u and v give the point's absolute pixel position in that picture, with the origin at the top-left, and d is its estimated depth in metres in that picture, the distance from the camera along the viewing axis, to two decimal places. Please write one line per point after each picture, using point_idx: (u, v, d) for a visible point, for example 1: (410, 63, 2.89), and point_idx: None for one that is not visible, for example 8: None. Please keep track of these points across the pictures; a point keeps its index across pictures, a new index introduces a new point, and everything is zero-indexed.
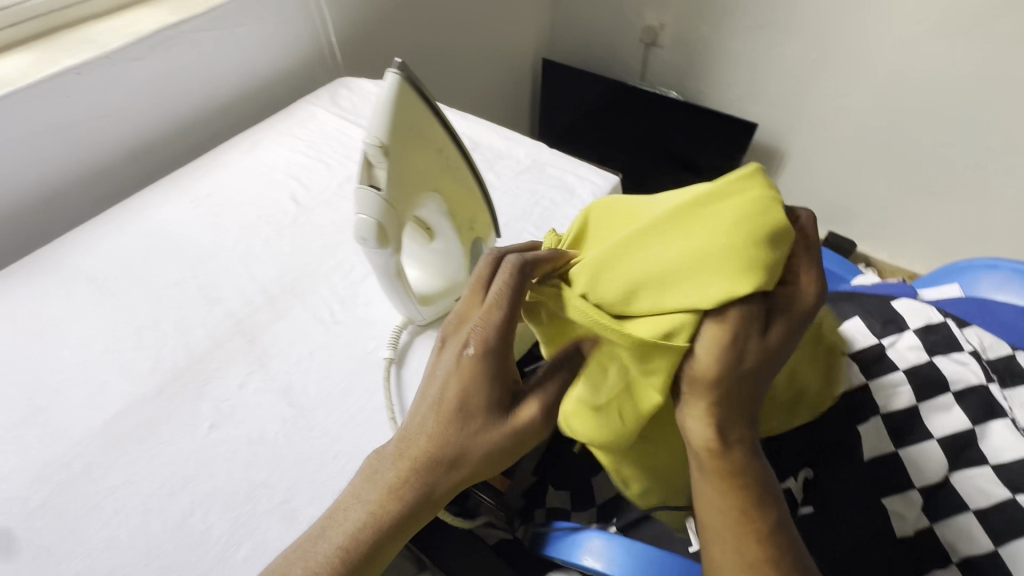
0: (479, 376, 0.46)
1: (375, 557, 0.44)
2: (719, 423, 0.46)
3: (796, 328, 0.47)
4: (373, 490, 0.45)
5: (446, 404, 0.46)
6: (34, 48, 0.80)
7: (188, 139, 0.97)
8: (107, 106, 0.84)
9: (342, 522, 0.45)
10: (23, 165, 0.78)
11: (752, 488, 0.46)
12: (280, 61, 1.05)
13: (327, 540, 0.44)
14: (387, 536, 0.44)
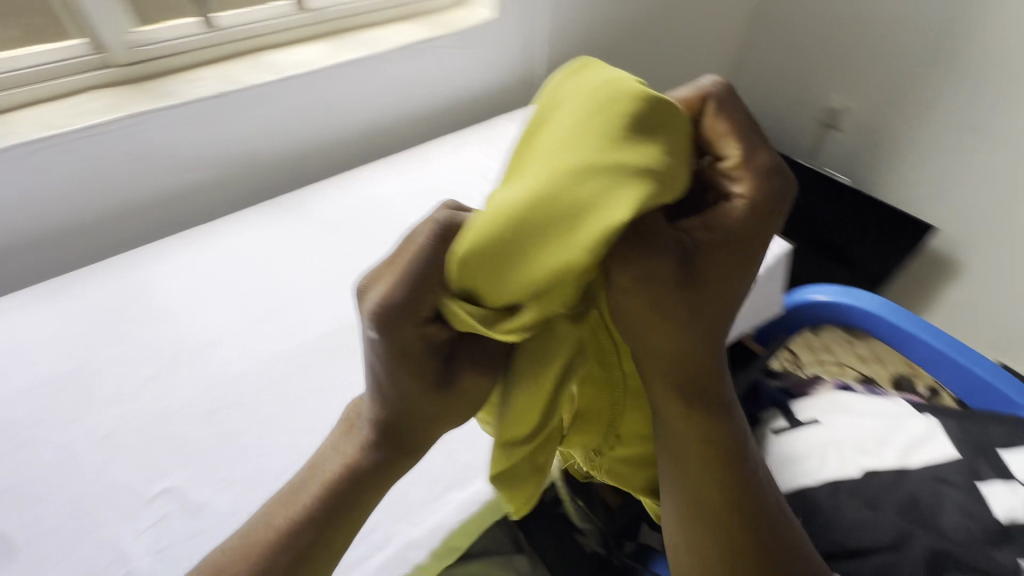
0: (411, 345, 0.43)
1: (360, 499, 0.49)
2: (676, 381, 0.47)
3: (739, 254, 0.44)
4: (348, 438, 0.49)
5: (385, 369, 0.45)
6: (327, 41, 1.02)
7: (406, 130, 1.15)
8: (362, 95, 1.03)
9: (317, 470, 0.49)
10: (297, 126, 0.99)
11: (709, 442, 0.49)
12: (492, 81, 1.22)
13: (303, 486, 0.48)
14: (360, 483, 0.48)
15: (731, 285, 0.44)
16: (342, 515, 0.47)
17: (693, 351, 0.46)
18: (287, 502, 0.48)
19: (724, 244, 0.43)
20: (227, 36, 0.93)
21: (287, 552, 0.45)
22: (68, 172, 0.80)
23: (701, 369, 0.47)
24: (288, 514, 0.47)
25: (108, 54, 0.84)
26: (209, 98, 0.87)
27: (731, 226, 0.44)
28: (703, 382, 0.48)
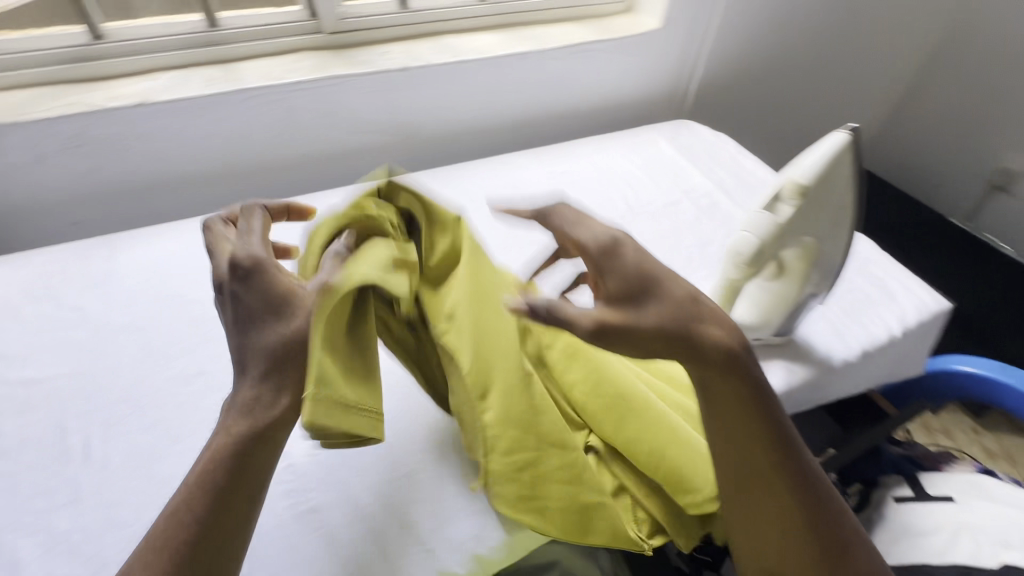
0: (254, 291, 0.46)
1: (240, 479, 0.43)
2: (678, 340, 0.46)
3: (645, 273, 0.47)
4: (213, 437, 0.44)
5: (233, 323, 0.46)
6: (500, 32, 1.09)
7: (552, 127, 1.19)
8: (520, 86, 1.09)
9: (188, 487, 0.43)
10: (460, 109, 1.06)
11: (736, 401, 0.48)
12: (641, 90, 1.24)
13: (173, 514, 0.42)
14: (230, 458, 0.43)
15: (650, 301, 0.46)
16: (228, 521, 0.42)
17: (671, 310, 0.46)
18: (161, 540, 0.41)
19: (623, 280, 0.47)
20: (417, 17, 1.02)
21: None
22: (271, 119, 0.92)
23: (688, 329, 0.46)
24: (160, 542, 0.41)
25: (320, 22, 0.95)
26: (395, 71, 0.96)
27: (617, 255, 0.48)
28: (697, 339, 0.46)
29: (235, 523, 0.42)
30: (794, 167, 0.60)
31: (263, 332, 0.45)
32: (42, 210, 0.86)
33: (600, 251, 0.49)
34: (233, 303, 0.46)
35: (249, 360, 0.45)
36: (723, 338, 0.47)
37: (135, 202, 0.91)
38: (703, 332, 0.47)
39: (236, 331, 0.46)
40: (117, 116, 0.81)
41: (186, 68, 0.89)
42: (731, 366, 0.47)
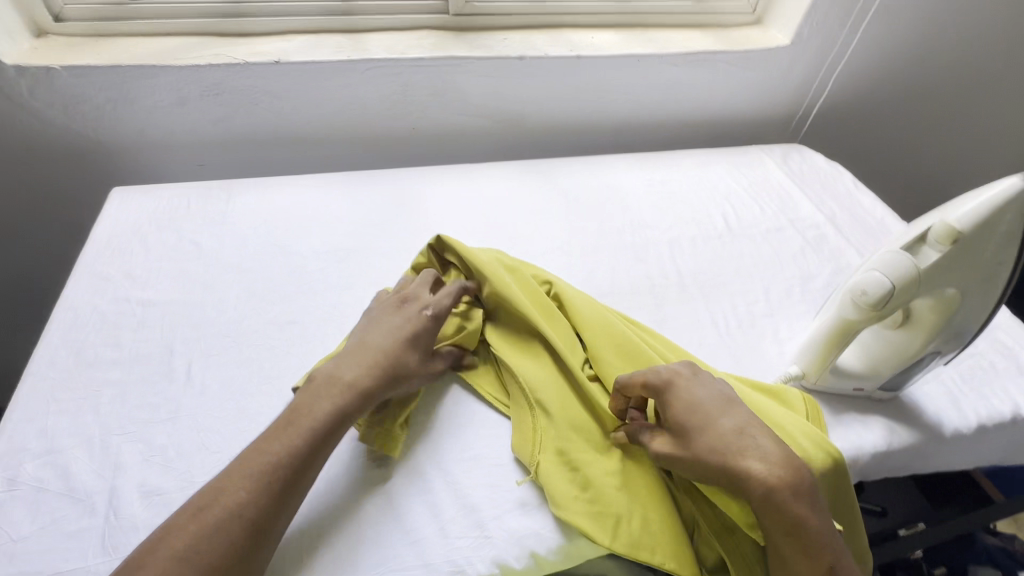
0: (419, 328, 0.60)
1: (308, 462, 0.50)
2: (730, 483, 0.48)
3: (697, 416, 0.51)
4: (320, 400, 0.53)
5: (386, 335, 0.59)
6: (619, 32, 1.07)
7: (655, 133, 1.16)
8: (632, 88, 1.06)
9: (291, 433, 0.51)
10: (567, 104, 1.05)
11: (780, 540, 0.47)
12: (755, 108, 1.18)
13: (274, 452, 0.49)
14: (317, 441, 0.51)
15: (696, 436, 0.50)
16: (300, 477, 0.50)
17: (714, 447, 0.49)
18: (259, 470, 0.48)
19: (675, 413, 0.52)
20: (541, 7, 1.02)
21: (252, 513, 0.46)
22: (388, 91, 0.94)
23: (731, 462, 0.48)
24: (259, 471, 0.48)
25: (448, 2, 0.97)
26: (512, 58, 0.96)
27: (677, 389, 0.53)
28: (736, 472, 0.48)
29: (300, 482, 0.50)
30: (951, 210, 0.56)
31: (403, 356, 0.58)
32: (174, 149, 0.93)
33: (663, 381, 0.54)
34: (398, 323, 0.60)
35: (379, 365, 0.56)
36: (770, 476, 0.47)
37: (254, 153, 0.97)
38: (742, 464, 0.48)
39: (384, 340, 0.59)
40: (253, 71, 0.87)
41: (319, 34, 0.94)
42: (775, 506, 0.47)
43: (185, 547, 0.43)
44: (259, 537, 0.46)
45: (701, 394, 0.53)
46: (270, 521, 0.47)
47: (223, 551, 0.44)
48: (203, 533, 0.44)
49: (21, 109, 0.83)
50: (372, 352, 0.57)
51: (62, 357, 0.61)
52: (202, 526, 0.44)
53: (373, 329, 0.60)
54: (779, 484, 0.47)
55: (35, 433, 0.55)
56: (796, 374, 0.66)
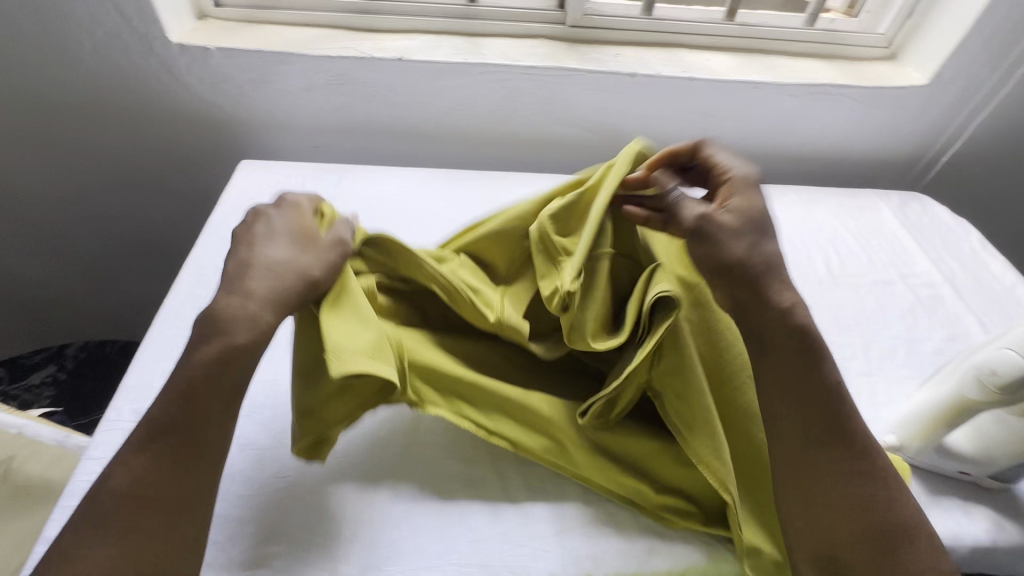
0: (298, 224, 0.54)
1: (205, 396, 0.45)
2: (768, 295, 0.52)
3: (757, 224, 0.54)
4: (206, 345, 0.46)
5: (258, 242, 0.51)
6: (736, 56, 1.03)
7: (759, 163, 1.11)
8: (741, 114, 1.02)
9: (178, 394, 0.45)
10: (671, 125, 1.03)
11: (791, 358, 0.50)
12: (873, 148, 1.10)
13: (157, 420, 0.44)
14: (209, 366, 0.45)
15: (750, 235, 0.54)
16: (199, 438, 0.44)
17: (766, 256, 0.53)
18: (147, 445, 0.43)
19: (743, 210, 0.55)
20: (659, 25, 1.01)
21: (147, 487, 0.42)
22: (496, 95, 0.97)
23: (774, 275, 0.53)
24: (138, 442, 0.44)
25: (566, 14, 0.98)
26: (623, 74, 0.95)
27: (750, 189, 0.57)
28: (775, 287, 0.52)
29: (201, 444, 0.44)
30: None
31: (287, 254, 0.51)
32: (297, 131, 1.01)
33: (743, 181, 0.57)
34: (263, 230, 0.52)
35: (266, 273, 0.49)
36: (797, 306, 0.52)
37: (365, 141, 1.03)
38: (781, 281, 0.53)
39: (257, 249, 0.51)
40: (377, 66, 0.92)
41: (439, 34, 0.98)
42: (795, 327, 0.51)
43: (77, 547, 0.40)
44: (168, 509, 0.42)
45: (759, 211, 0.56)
46: (175, 493, 0.43)
47: (127, 532, 0.41)
48: (97, 520, 0.41)
49: (176, 81, 0.93)
50: (237, 264, 0.50)
51: (186, 309, 0.69)
52: (89, 518, 0.41)
53: (238, 245, 0.52)
54: (801, 308, 0.52)
55: (159, 373, 0.62)
56: (893, 446, 0.62)
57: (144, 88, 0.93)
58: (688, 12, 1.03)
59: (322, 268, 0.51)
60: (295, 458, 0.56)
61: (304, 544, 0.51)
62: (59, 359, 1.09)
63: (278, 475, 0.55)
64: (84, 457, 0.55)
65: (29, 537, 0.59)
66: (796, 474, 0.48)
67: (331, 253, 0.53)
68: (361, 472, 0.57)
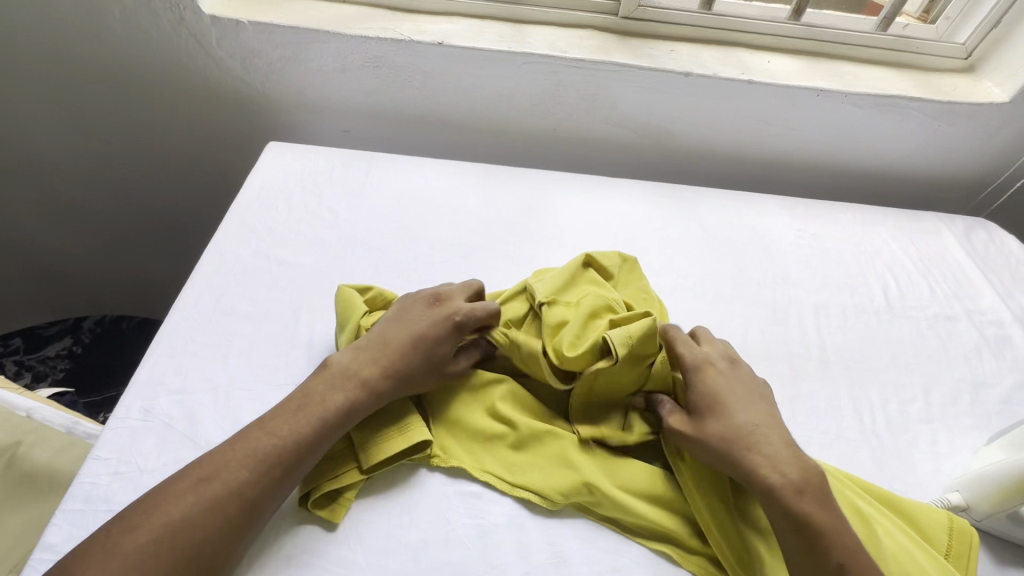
0: (450, 339, 0.58)
1: (312, 449, 0.50)
2: (747, 478, 0.50)
3: (718, 405, 0.53)
4: (340, 392, 0.52)
5: (416, 332, 0.57)
6: (799, 59, 0.96)
7: (813, 176, 1.04)
8: (799, 123, 0.95)
9: (303, 422, 0.50)
10: (722, 130, 0.97)
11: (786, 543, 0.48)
12: (939, 167, 1.02)
13: (279, 435, 0.49)
14: (327, 429, 0.51)
15: (708, 420, 0.53)
16: (302, 469, 0.49)
17: (730, 431, 0.52)
18: (263, 456, 0.47)
19: (697, 395, 0.54)
20: (719, 20, 0.94)
21: (249, 495, 0.46)
22: (538, 87, 0.91)
23: (747, 453, 0.50)
24: (260, 449, 0.48)
25: (620, 4, 0.92)
26: (677, 73, 0.89)
27: (703, 374, 0.55)
28: (751, 467, 0.50)
29: (298, 477, 0.49)
30: None
31: (423, 360, 0.56)
32: (328, 113, 0.96)
33: (691, 365, 0.56)
34: (427, 324, 0.58)
35: (405, 366, 0.55)
36: (782, 482, 0.49)
37: (397, 128, 0.98)
38: (758, 460, 0.50)
39: (412, 337, 0.57)
40: (416, 49, 0.87)
41: (483, 19, 0.92)
42: (778, 507, 0.48)
43: (179, 518, 0.43)
44: (252, 522, 0.46)
45: (718, 384, 0.55)
46: (265, 507, 0.47)
47: (216, 527, 0.44)
48: (200, 506, 0.44)
49: (206, 54, 0.88)
50: (392, 342, 0.56)
51: (205, 300, 0.65)
52: (194, 498, 0.44)
53: (401, 317, 0.59)
54: (787, 476, 0.49)
55: (172, 368, 0.58)
56: (958, 505, 0.57)
57: (173, 61, 0.89)
58: (750, 9, 0.96)
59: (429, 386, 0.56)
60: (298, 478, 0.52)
61: (315, 571, 0.47)
62: (75, 333, 1.07)
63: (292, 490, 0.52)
64: (89, 456, 0.52)
65: (35, 531, 0.57)
66: None
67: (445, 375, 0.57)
68: (382, 494, 0.52)
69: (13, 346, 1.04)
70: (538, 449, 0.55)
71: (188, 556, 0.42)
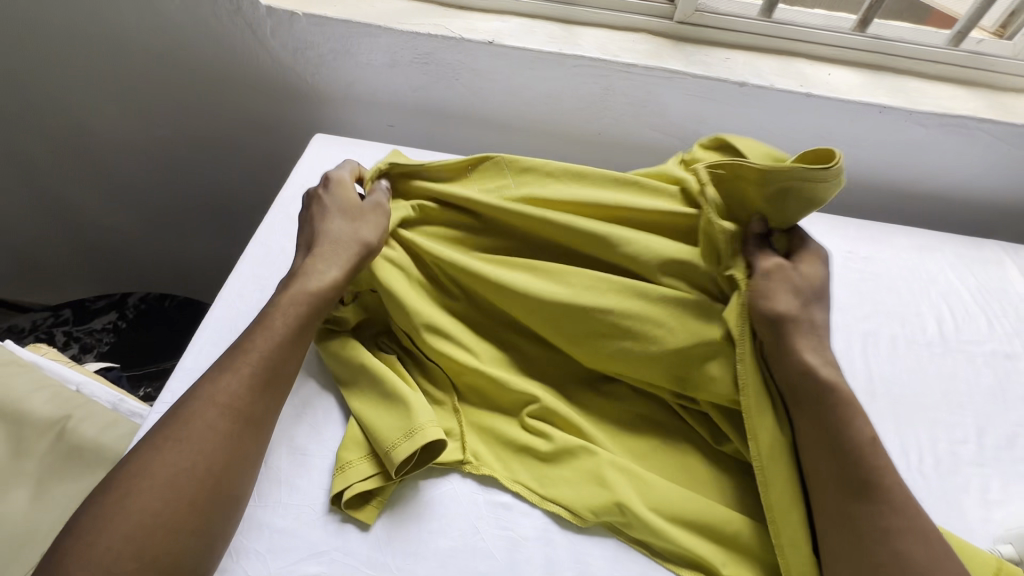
0: (350, 202, 0.61)
1: (271, 329, 0.51)
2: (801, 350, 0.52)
3: (804, 285, 0.55)
4: (286, 291, 0.54)
5: (324, 218, 0.60)
6: (861, 73, 0.92)
7: (867, 195, 1.00)
8: (857, 138, 0.91)
9: (259, 329, 0.51)
10: (774, 143, 0.94)
11: (820, 417, 0.50)
12: (1006, 192, 0.96)
13: (240, 347, 0.50)
14: (279, 312, 0.52)
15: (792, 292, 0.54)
16: (279, 368, 0.50)
17: (804, 312, 0.54)
18: (229, 365, 0.49)
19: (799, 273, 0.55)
20: (778, 29, 0.91)
21: (229, 399, 0.47)
22: (586, 91, 0.90)
23: (811, 333, 0.53)
24: (223, 360, 0.50)
25: (676, 8, 0.89)
26: (731, 83, 0.86)
27: (809, 260, 0.57)
28: (812, 344, 0.53)
29: (281, 375, 0.50)
30: None
31: (347, 225, 0.58)
32: (373, 107, 0.97)
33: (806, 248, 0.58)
34: (321, 210, 0.61)
35: (328, 240, 0.57)
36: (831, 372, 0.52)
37: (440, 125, 0.98)
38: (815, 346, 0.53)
39: (325, 225, 0.59)
40: (465, 47, 0.86)
41: (534, 19, 0.91)
42: (819, 382, 0.51)
43: (166, 441, 0.45)
44: (242, 424, 0.47)
45: (809, 272, 0.56)
46: (252, 410, 0.48)
47: (205, 437, 0.45)
48: (184, 424, 0.45)
49: (259, 44, 0.90)
50: (309, 241, 0.59)
51: (249, 290, 0.66)
52: (178, 420, 0.46)
53: (305, 228, 0.61)
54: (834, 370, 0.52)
55: (215, 357, 0.60)
56: (1011, 557, 0.55)
57: (228, 50, 0.91)
58: (812, 18, 0.92)
59: (376, 228, 0.58)
60: (328, 476, 0.52)
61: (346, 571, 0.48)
62: (121, 308, 1.11)
63: (324, 487, 0.52)
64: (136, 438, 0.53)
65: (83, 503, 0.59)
66: (849, 531, 0.47)
67: (376, 214, 0.60)
68: (412, 499, 0.53)
69: (64, 317, 1.08)
70: (574, 464, 0.55)
71: (188, 470, 0.44)
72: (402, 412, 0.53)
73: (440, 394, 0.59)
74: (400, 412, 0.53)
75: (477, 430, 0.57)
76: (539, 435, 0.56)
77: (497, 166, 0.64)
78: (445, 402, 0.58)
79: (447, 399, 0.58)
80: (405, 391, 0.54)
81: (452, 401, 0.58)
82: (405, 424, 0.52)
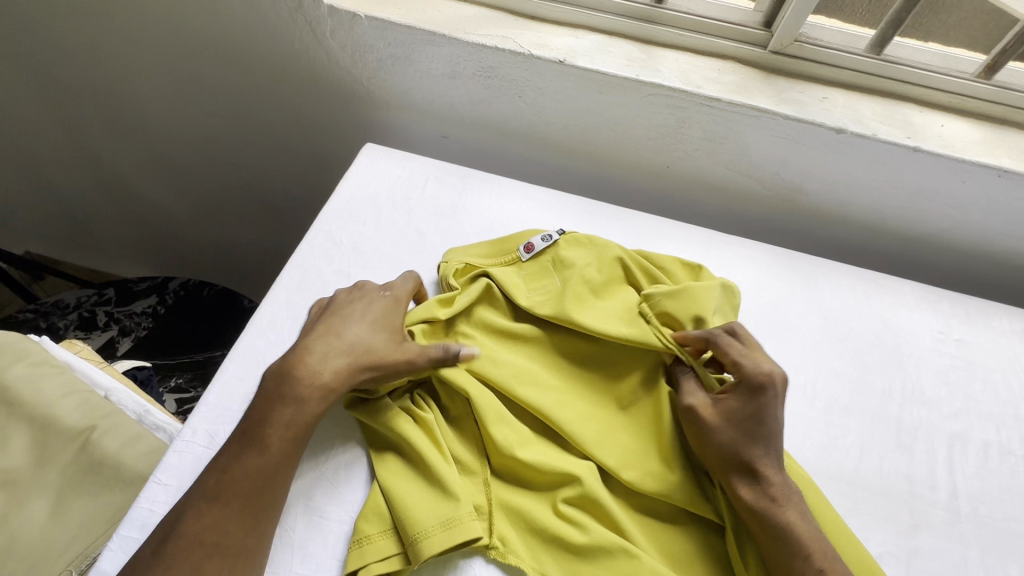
0: (381, 312, 0.58)
1: (264, 452, 0.48)
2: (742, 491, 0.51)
3: (751, 419, 0.53)
4: (285, 406, 0.50)
5: (347, 321, 0.57)
6: (981, 126, 0.80)
7: (965, 260, 0.88)
8: (965, 201, 0.80)
9: (253, 449, 0.48)
10: (866, 196, 0.83)
11: (767, 550, 0.49)
12: None
13: (229, 469, 0.47)
14: (275, 431, 0.49)
15: (728, 428, 0.53)
16: (269, 495, 0.47)
17: (746, 449, 0.52)
18: (216, 490, 0.46)
19: (737, 404, 0.54)
20: (888, 68, 0.80)
21: (214, 533, 0.44)
22: (659, 122, 0.82)
23: (755, 467, 0.51)
24: (211, 482, 0.46)
25: (773, 36, 0.79)
26: (827, 128, 0.76)
27: (759, 387, 0.54)
28: (752, 479, 0.51)
29: (271, 500, 0.47)
30: None
31: (368, 338, 0.55)
32: (428, 117, 0.91)
33: (753, 372, 0.54)
34: (353, 310, 0.58)
35: (344, 351, 0.54)
36: (783, 514, 0.50)
37: (496, 141, 0.92)
38: (763, 486, 0.51)
39: (343, 330, 0.55)
40: (533, 65, 0.79)
41: (610, 36, 0.83)
42: (765, 525, 0.49)
43: None
44: (227, 559, 0.44)
45: (767, 399, 0.54)
46: (237, 541, 0.44)
47: None
48: (161, 562, 0.42)
49: (317, 43, 0.85)
50: (322, 336, 0.55)
51: (282, 318, 0.63)
52: (160, 554, 0.43)
53: (327, 318, 0.58)
54: (790, 510, 0.50)
55: (240, 393, 0.56)
56: None
57: (285, 47, 0.87)
58: (931, 56, 0.80)
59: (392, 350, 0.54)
60: (344, 546, 0.49)
61: None
62: (161, 292, 1.11)
63: (338, 558, 0.48)
64: (151, 478, 0.51)
65: (97, 524, 0.58)
66: None
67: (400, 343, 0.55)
68: None
69: (106, 296, 1.09)
70: (607, 567, 0.49)
71: None
72: (440, 498, 0.49)
73: (473, 462, 0.54)
74: (438, 498, 0.50)
75: (506, 510, 0.52)
76: (573, 525, 0.51)
77: (541, 263, 0.65)
78: (479, 475, 0.53)
79: (483, 470, 0.54)
80: (447, 475, 0.51)
81: (485, 475, 0.53)
82: (439, 515, 0.48)
